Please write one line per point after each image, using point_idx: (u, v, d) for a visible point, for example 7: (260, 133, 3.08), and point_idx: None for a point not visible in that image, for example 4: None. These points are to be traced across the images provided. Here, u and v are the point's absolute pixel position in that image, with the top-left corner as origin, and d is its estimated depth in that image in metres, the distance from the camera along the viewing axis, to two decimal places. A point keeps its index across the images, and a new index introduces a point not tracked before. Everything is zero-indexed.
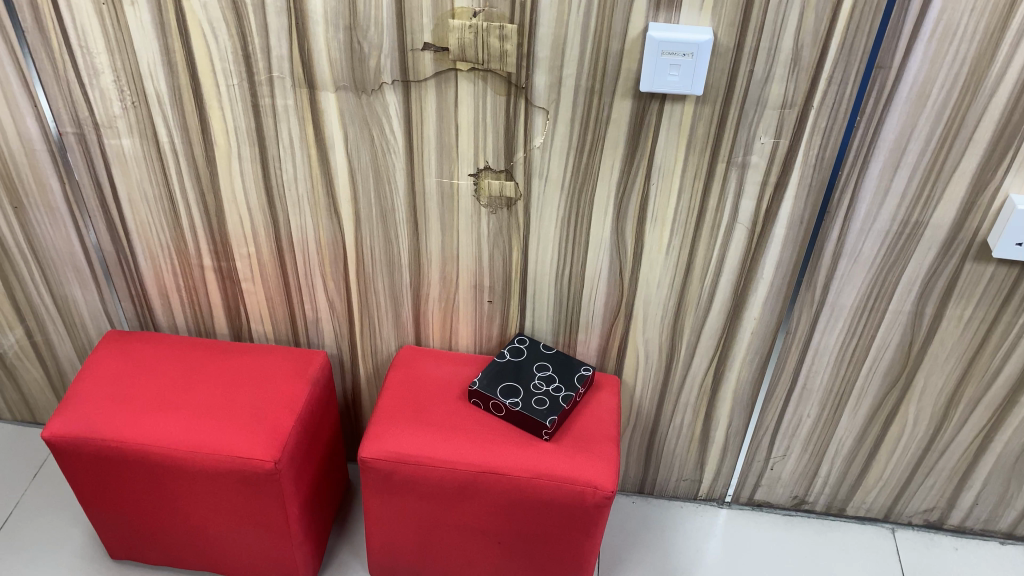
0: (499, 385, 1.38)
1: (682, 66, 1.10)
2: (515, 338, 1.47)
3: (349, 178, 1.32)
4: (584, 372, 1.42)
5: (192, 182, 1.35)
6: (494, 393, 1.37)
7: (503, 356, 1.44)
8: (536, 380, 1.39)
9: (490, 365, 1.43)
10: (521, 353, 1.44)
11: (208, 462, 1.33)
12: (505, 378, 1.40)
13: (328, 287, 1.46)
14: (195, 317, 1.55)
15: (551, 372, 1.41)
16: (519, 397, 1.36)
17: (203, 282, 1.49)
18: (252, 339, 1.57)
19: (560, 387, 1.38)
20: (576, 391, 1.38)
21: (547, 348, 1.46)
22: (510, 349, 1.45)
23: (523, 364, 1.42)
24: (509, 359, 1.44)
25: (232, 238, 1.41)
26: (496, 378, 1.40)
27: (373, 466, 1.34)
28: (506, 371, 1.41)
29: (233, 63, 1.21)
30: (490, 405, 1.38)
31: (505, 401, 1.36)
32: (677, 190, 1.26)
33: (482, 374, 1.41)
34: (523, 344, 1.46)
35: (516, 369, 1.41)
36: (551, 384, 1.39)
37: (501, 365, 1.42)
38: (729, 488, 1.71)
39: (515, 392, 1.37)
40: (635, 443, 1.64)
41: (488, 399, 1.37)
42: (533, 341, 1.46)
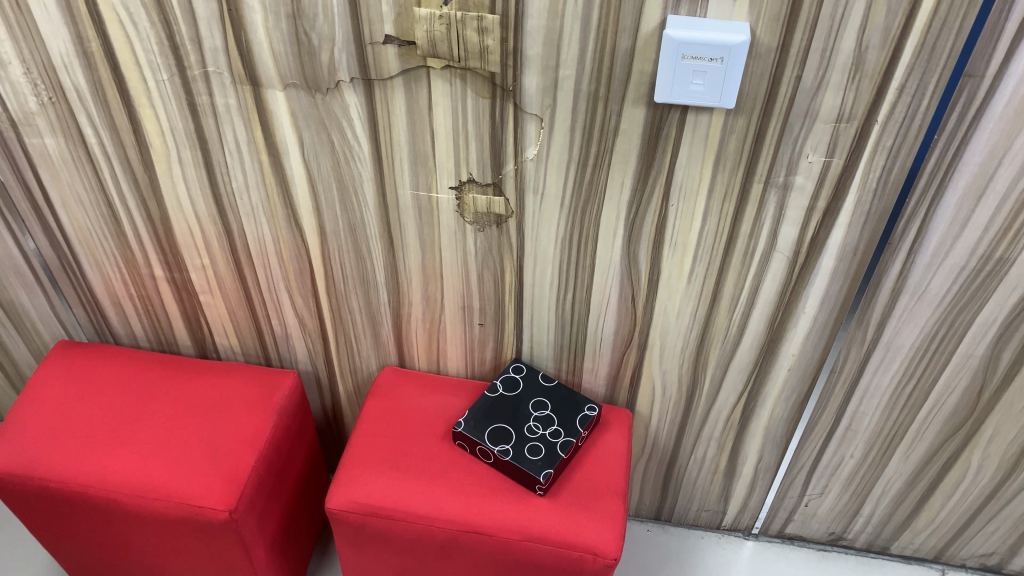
0: (487, 428, 1.18)
1: (709, 73, 0.86)
2: (511, 365, 1.26)
3: (310, 189, 1.11)
4: (588, 412, 1.21)
5: (131, 188, 1.15)
6: (481, 437, 1.17)
7: (496, 389, 1.24)
8: (531, 422, 1.19)
9: (479, 401, 1.23)
10: (516, 386, 1.24)
11: (157, 507, 1.17)
12: (495, 419, 1.20)
13: (296, 303, 1.27)
14: (155, 328, 1.38)
15: (549, 411, 1.21)
16: (510, 443, 1.16)
17: (158, 294, 1.31)
18: (218, 353, 1.40)
19: (558, 433, 1.18)
20: (578, 436, 1.18)
21: (546, 380, 1.25)
22: (503, 381, 1.24)
23: (518, 400, 1.22)
24: (503, 393, 1.23)
25: (183, 247, 1.22)
26: (485, 419, 1.20)
27: (344, 518, 1.17)
28: (498, 409, 1.21)
29: (159, 54, 0.99)
30: (477, 450, 1.19)
31: (493, 449, 1.16)
32: (701, 212, 1.03)
33: (468, 413, 1.21)
34: (519, 374, 1.25)
35: (509, 407, 1.21)
36: (549, 427, 1.18)
37: (492, 401, 1.22)
38: (757, 520, 1.51)
39: (506, 438, 1.17)
40: (651, 472, 1.45)
41: (474, 444, 1.18)
42: (531, 371, 1.26)
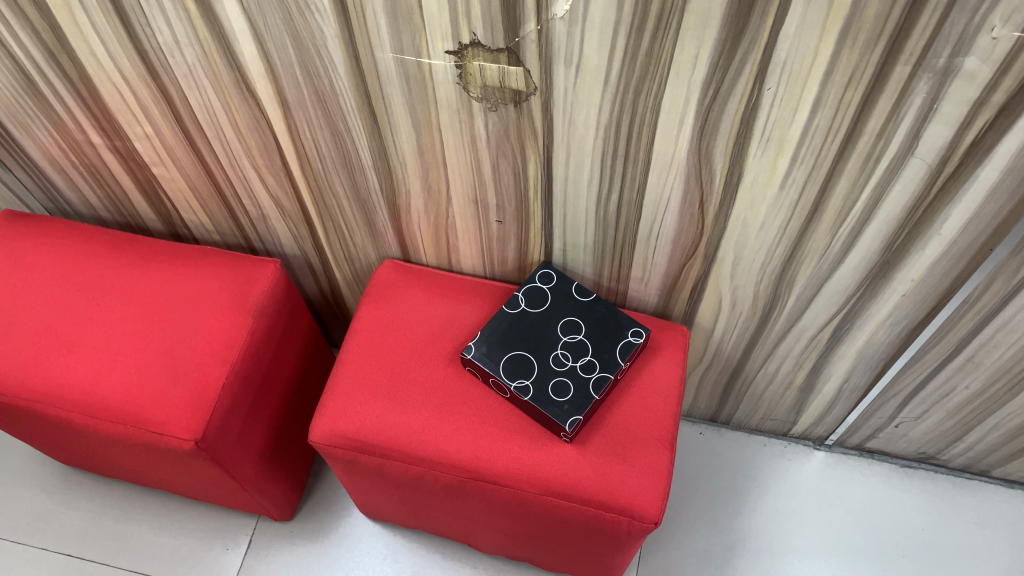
0: (503, 356, 0.94)
1: None
2: (538, 271, 1.00)
3: (258, 48, 0.80)
4: (632, 339, 0.96)
5: (32, 38, 0.87)
6: (494, 369, 0.93)
7: (516, 304, 0.98)
8: (558, 352, 0.95)
9: (494, 318, 0.98)
10: (543, 302, 0.98)
11: (112, 430, 1.00)
12: (513, 345, 0.95)
13: (268, 182, 1.00)
14: (111, 198, 1.13)
15: (582, 337, 0.96)
16: (530, 378, 0.93)
17: (102, 162, 1.05)
18: (189, 229, 1.15)
19: (592, 367, 0.94)
20: (617, 371, 0.93)
21: (581, 295, 0.99)
22: (526, 294, 0.99)
23: (543, 321, 0.97)
24: (525, 310, 0.98)
25: (116, 111, 0.94)
26: (501, 344, 0.95)
27: (331, 451, 0.98)
28: (517, 331, 0.96)
29: None
30: (490, 382, 0.95)
31: (509, 384, 0.92)
32: (810, 102, 0.70)
33: (480, 334, 0.96)
34: (546, 286, 0.99)
35: (531, 330, 0.96)
36: (580, 359, 0.94)
37: (511, 321, 0.97)
38: (832, 434, 1.28)
39: (527, 371, 0.93)
40: (709, 380, 1.21)
41: (486, 375, 0.94)
42: (562, 282, 1.00)
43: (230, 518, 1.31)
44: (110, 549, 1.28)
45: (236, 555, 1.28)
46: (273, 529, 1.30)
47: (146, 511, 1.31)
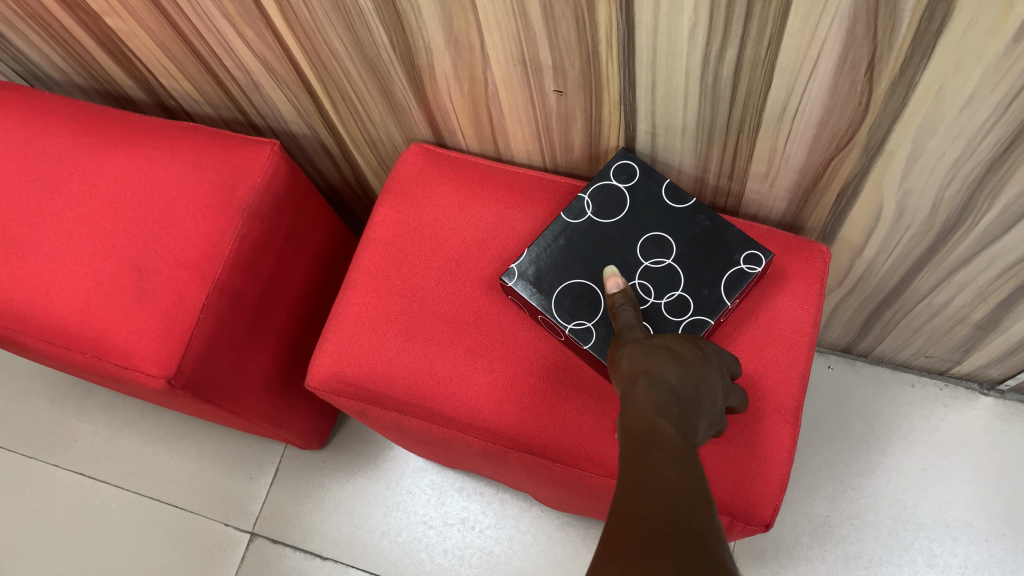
0: (558, 286, 0.68)
1: None
2: (614, 162, 0.72)
3: None
4: (745, 267, 0.67)
5: None
6: (544, 304, 0.67)
7: (582, 211, 0.71)
8: (636, 283, 0.68)
9: (550, 228, 0.71)
10: (619, 210, 0.71)
11: (72, 359, 0.80)
12: (574, 270, 0.69)
13: (247, 37, 0.73)
14: (76, 59, 0.89)
15: (671, 262, 0.68)
16: (594, 318, 0.67)
17: (48, 12, 0.80)
18: (176, 101, 0.91)
19: (684, 307, 0.66)
20: (719, 314, 0.66)
21: (674, 200, 0.70)
22: (595, 197, 0.71)
23: (618, 237, 0.70)
24: (593, 222, 0.71)
25: None
26: (557, 268, 0.69)
27: (336, 401, 0.75)
28: (581, 250, 0.70)
29: None
30: (541, 319, 0.70)
31: (563, 327, 0.66)
32: None
33: (529, 252, 0.70)
34: (624, 185, 0.71)
35: (600, 249, 0.69)
36: (667, 295, 0.67)
37: (572, 234, 0.70)
38: (1011, 378, 0.97)
39: (590, 308, 0.67)
40: (848, 305, 0.91)
41: (534, 311, 0.69)
42: (648, 180, 0.71)
43: (256, 443, 1.13)
44: (125, 470, 1.13)
45: (261, 487, 1.10)
46: (304, 457, 1.11)
47: (164, 429, 1.15)
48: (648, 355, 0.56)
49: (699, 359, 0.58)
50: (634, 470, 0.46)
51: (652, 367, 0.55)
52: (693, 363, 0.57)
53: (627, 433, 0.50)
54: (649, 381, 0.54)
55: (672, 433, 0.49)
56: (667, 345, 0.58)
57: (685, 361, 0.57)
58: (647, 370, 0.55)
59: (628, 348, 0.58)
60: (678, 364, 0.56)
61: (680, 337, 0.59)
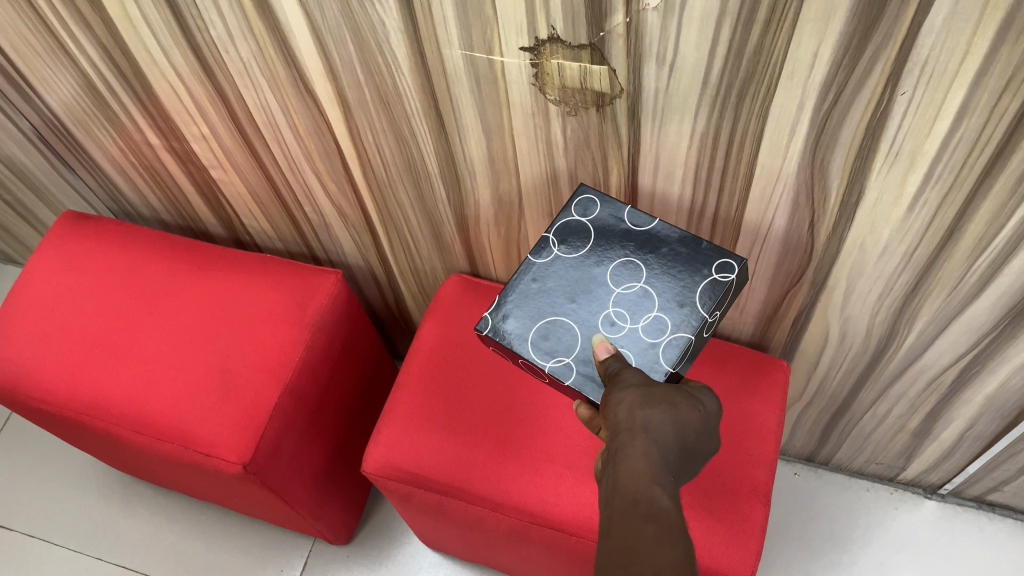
0: (532, 327, 0.74)
1: None
2: (575, 197, 0.78)
3: (316, 43, 0.72)
4: (718, 276, 0.72)
5: (86, 33, 0.82)
6: (522, 347, 0.73)
7: (554, 253, 0.76)
8: (610, 312, 0.72)
9: (520, 270, 0.77)
10: (583, 242, 0.76)
11: (158, 448, 0.94)
12: (546, 309, 0.74)
13: (329, 189, 0.93)
14: (172, 201, 1.09)
15: (642, 285, 0.73)
16: (571, 354, 0.72)
17: (162, 165, 1.00)
18: (250, 237, 1.10)
19: (661, 327, 0.71)
20: (696, 328, 0.70)
21: (637, 224, 0.76)
22: (560, 235, 0.77)
23: (586, 269, 0.75)
24: (565, 259, 0.76)
25: (172, 111, 0.89)
26: (527, 309, 0.75)
27: (385, 484, 0.90)
28: (550, 286, 0.75)
29: None
30: (523, 363, 0.75)
31: (544, 366, 0.72)
32: (957, 107, 0.58)
33: (501, 298, 0.76)
34: (585, 217, 0.77)
35: (571, 282, 0.75)
36: (643, 319, 0.71)
37: (541, 272, 0.76)
38: (948, 482, 1.14)
39: (565, 345, 0.72)
40: (808, 416, 1.09)
41: (514, 356, 0.74)
42: (607, 209, 0.77)
43: (286, 537, 1.25)
44: (165, 562, 1.24)
45: None
46: (330, 551, 1.23)
47: (203, 524, 1.27)
48: (646, 410, 0.57)
49: (694, 421, 0.59)
50: (627, 545, 0.48)
51: (651, 422, 0.56)
52: (688, 424, 0.58)
53: (620, 496, 0.52)
54: (647, 437, 0.55)
55: (666, 503, 0.50)
56: (668, 400, 0.59)
57: (682, 420, 0.58)
58: (645, 424, 0.56)
59: (628, 394, 0.60)
60: (676, 423, 0.57)
61: (679, 394, 0.61)
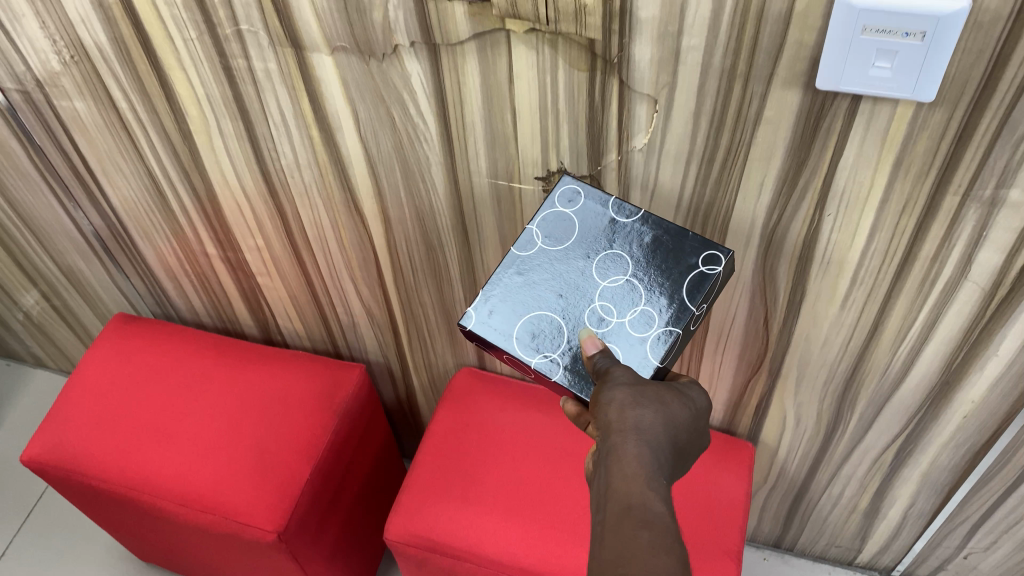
0: (517, 322, 0.78)
1: (900, 54, 0.61)
2: (558, 188, 0.83)
3: (369, 170, 0.90)
4: (706, 268, 0.75)
5: (171, 160, 1.00)
6: (509, 342, 0.77)
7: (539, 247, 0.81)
8: (597, 305, 0.77)
9: (507, 264, 0.81)
10: (568, 236, 0.81)
11: (200, 519, 1.06)
12: (533, 303, 0.79)
13: (361, 291, 1.10)
14: (214, 305, 1.24)
15: (628, 278, 0.77)
16: (557, 349, 0.77)
17: (214, 272, 1.16)
18: (282, 337, 1.25)
19: (648, 319, 0.76)
20: (683, 321, 0.74)
21: (623, 217, 0.80)
22: (546, 229, 0.82)
23: (572, 263, 0.79)
24: (550, 254, 0.80)
25: (234, 225, 1.06)
26: (513, 303, 0.79)
27: (404, 551, 1.02)
28: (536, 282, 0.79)
29: (183, 8, 0.81)
30: (509, 358, 0.80)
31: (530, 361, 0.76)
32: (870, 226, 0.77)
33: (488, 293, 0.80)
34: (570, 210, 0.82)
35: (556, 276, 0.79)
36: (630, 312, 0.76)
37: (526, 266, 0.80)
38: (900, 563, 1.27)
39: (551, 340, 0.77)
40: (772, 500, 1.23)
41: (500, 351, 0.79)
42: (591, 200, 0.81)
43: None
44: None
45: None
46: None
47: None
48: (637, 411, 0.63)
49: (681, 418, 0.65)
50: (624, 552, 0.53)
51: (642, 423, 0.62)
52: (677, 421, 0.64)
53: (615, 502, 0.57)
54: (639, 440, 0.61)
55: (659, 508, 0.56)
56: (657, 398, 0.65)
57: (671, 420, 0.64)
58: (636, 426, 0.62)
59: (619, 393, 0.65)
60: (665, 423, 0.63)
61: (665, 390, 0.66)
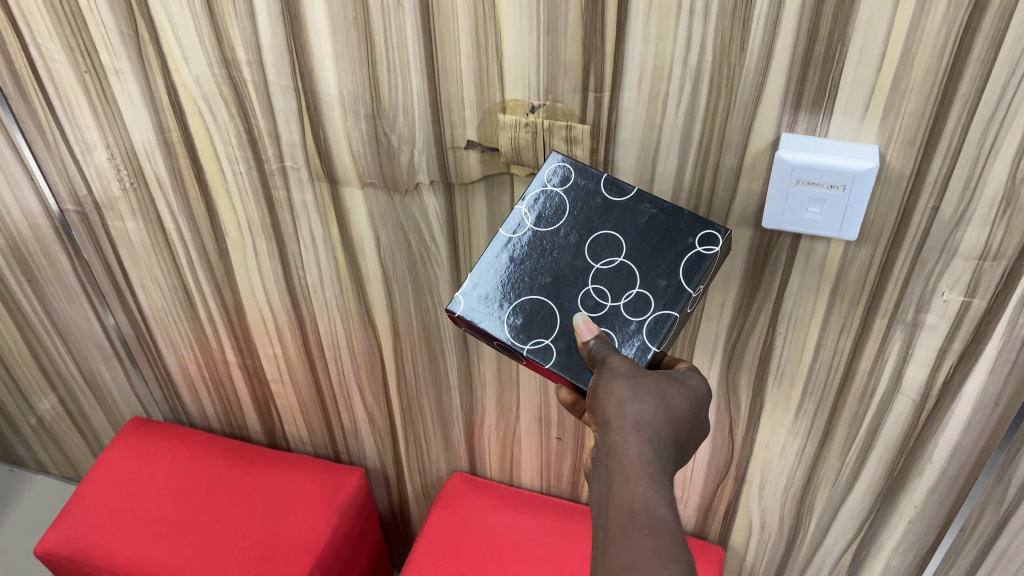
0: (508, 308, 0.77)
1: (828, 202, 0.75)
2: (549, 165, 0.79)
3: (384, 286, 1.04)
4: (703, 249, 0.74)
5: (206, 274, 1.13)
6: (500, 330, 0.76)
7: (527, 226, 0.78)
8: (591, 289, 0.76)
9: (495, 247, 0.79)
10: (558, 217, 0.78)
11: None
12: (524, 288, 0.77)
13: (366, 397, 1.21)
14: (226, 410, 1.34)
15: (622, 259, 0.76)
16: (550, 335, 0.76)
17: (230, 379, 1.27)
18: (287, 441, 1.35)
19: (645, 301, 0.74)
20: (680, 305, 0.73)
21: (615, 196, 0.77)
22: (535, 208, 0.79)
23: (562, 245, 0.77)
24: (541, 233, 0.78)
25: (255, 333, 1.18)
26: (504, 289, 0.78)
27: None
28: (525, 266, 0.78)
29: (237, 148, 0.96)
30: (499, 343, 0.79)
31: (522, 349, 0.75)
32: (815, 344, 0.90)
33: (477, 280, 0.79)
34: (560, 189, 0.79)
35: (548, 260, 0.77)
36: (625, 296, 0.75)
37: (516, 249, 0.78)
38: None
39: (544, 326, 0.76)
40: None
41: (490, 336, 0.78)
42: (580, 177, 0.78)
43: None
44: None
45: None
46: None
47: None
48: (637, 407, 0.63)
49: (678, 407, 0.66)
50: (628, 558, 0.55)
51: (641, 420, 0.62)
52: (674, 413, 0.65)
53: (618, 507, 0.59)
54: (640, 438, 0.62)
55: (662, 512, 0.57)
56: (654, 389, 0.65)
57: (669, 411, 0.65)
58: (636, 423, 0.62)
59: (617, 385, 0.65)
60: (663, 416, 0.64)
61: (662, 380, 0.67)
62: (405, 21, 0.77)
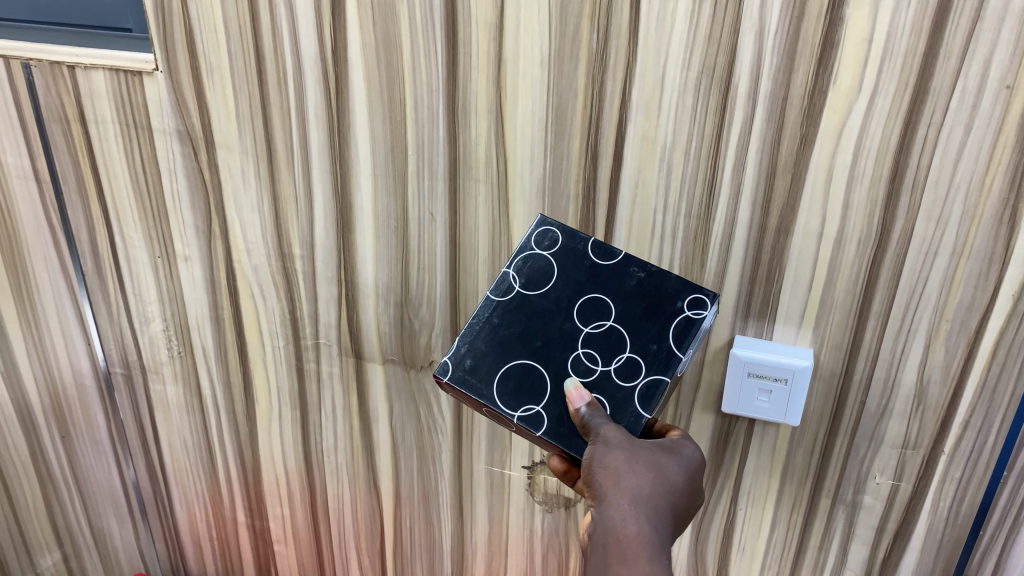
0: (498, 373, 0.80)
1: (774, 392, 0.91)
2: (538, 230, 0.86)
3: (392, 453, 1.17)
4: (691, 313, 0.79)
5: (231, 436, 1.26)
6: (489, 397, 0.79)
7: (517, 287, 0.83)
8: (582, 354, 0.80)
9: (484, 309, 0.84)
10: (546, 281, 0.83)
11: None
12: (515, 353, 0.81)
13: (363, 561, 1.30)
14: (226, 567, 1.44)
15: (612, 323, 0.80)
16: (540, 402, 0.79)
17: (235, 537, 1.38)
18: None
19: (636, 365, 0.78)
20: (670, 371, 0.77)
21: (603, 261, 0.83)
22: (524, 272, 0.84)
23: (553, 309, 0.82)
24: (530, 295, 0.83)
25: (268, 493, 1.29)
26: (493, 353, 0.81)
27: None
28: (516, 330, 0.81)
29: (279, 325, 1.12)
30: (489, 411, 0.81)
31: (513, 416, 0.78)
32: (771, 519, 1.03)
33: (465, 343, 0.82)
34: (549, 253, 0.85)
35: (538, 323, 0.81)
36: (615, 360, 0.79)
37: (505, 312, 0.83)
38: None
39: (534, 392, 0.79)
40: None
41: (479, 404, 0.81)
42: (568, 243, 0.85)
43: None
44: None
45: None
46: None
47: None
48: (633, 482, 0.71)
49: (669, 477, 0.74)
50: None
51: (637, 497, 0.70)
52: (665, 484, 0.73)
53: None
54: (636, 516, 0.69)
55: None
56: (647, 463, 0.73)
57: (660, 483, 0.72)
58: (632, 500, 0.70)
59: (613, 459, 0.71)
60: (656, 489, 0.72)
61: (654, 453, 0.74)
62: (436, 231, 0.97)
